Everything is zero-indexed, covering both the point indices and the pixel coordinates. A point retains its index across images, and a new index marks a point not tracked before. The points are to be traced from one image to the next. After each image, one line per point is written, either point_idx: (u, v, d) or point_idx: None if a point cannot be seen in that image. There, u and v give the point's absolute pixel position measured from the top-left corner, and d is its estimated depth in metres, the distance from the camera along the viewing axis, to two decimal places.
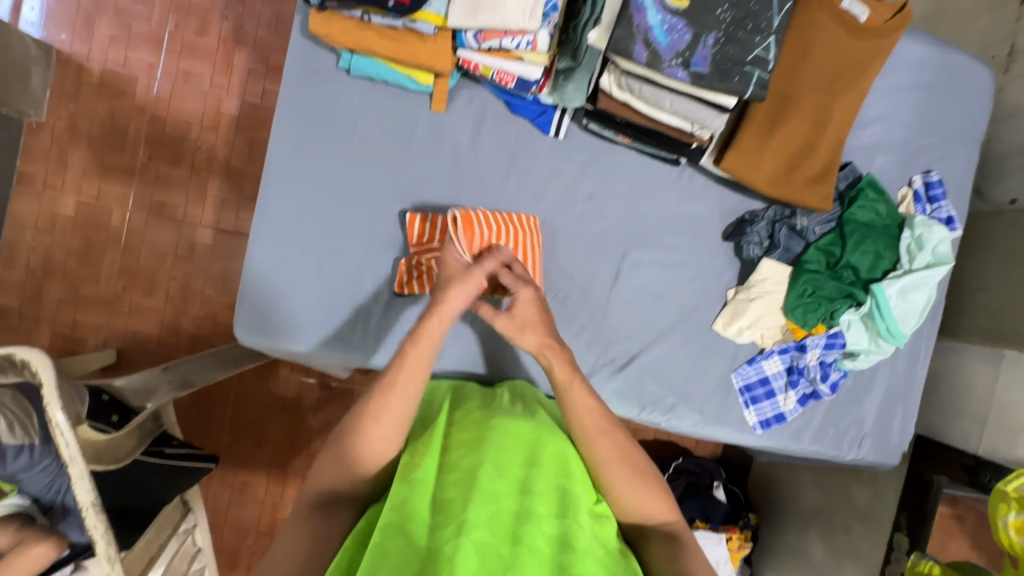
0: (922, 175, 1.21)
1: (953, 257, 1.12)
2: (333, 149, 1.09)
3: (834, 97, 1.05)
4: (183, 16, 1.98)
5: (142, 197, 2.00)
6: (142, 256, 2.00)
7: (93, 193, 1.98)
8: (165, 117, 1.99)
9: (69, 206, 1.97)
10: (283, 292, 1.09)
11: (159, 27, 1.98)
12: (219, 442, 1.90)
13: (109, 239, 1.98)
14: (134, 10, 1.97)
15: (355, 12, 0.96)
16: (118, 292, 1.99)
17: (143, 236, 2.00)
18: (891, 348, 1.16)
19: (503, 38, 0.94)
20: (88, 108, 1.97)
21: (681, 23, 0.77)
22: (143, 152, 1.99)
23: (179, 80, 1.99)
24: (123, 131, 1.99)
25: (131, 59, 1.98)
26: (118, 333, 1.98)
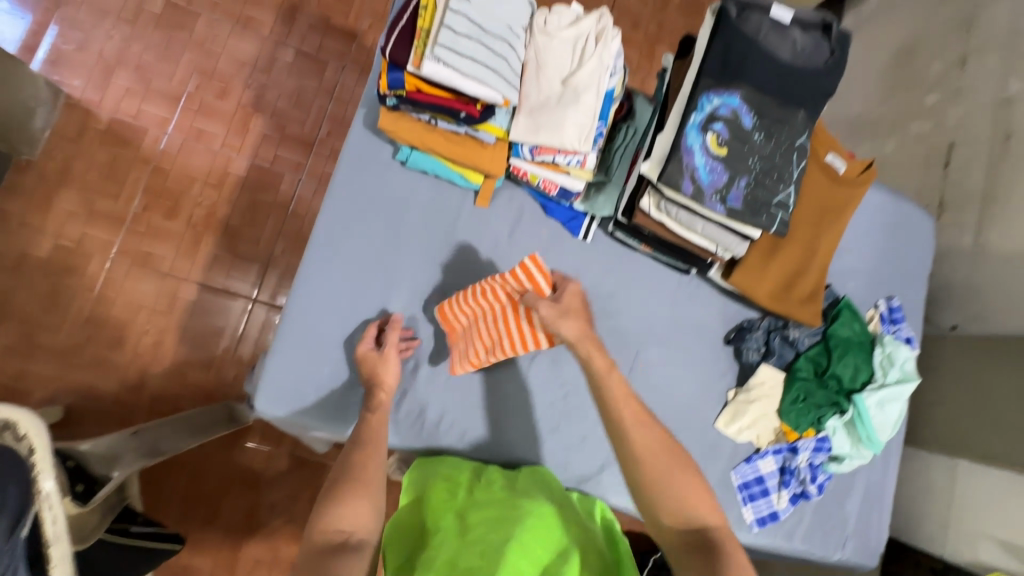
0: (885, 300, 1.41)
1: (918, 375, 1.28)
2: (379, 231, 1.15)
3: (821, 231, 1.24)
4: (206, 79, 2.03)
5: (127, 246, 1.90)
6: (114, 308, 1.87)
7: (73, 237, 1.87)
8: (169, 170, 1.96)
9: (43, 248, 1.85)
10: (309, 367, 1.09)
11: (178, 86, 2.00)
12: (168, 516, 1.71)
13: (81, 286, 1.85)
14: (156, 67, 2.00)
15: (424, 116, 1.05)
16: (79, 344, 1.83)
17: (119, 286, 1.88)
18: (870, 454, 1.29)
19: (556, 155, 1.06)
20: (87, 153, 1.92)
21: (720, 167, 0.92)
22: (137, 202, 1.92)
23: (190, 136, 1.99)
24: (119, 178, 1.93)
25: (143, 111, 1.97)
26: (70, 388, 1.80)
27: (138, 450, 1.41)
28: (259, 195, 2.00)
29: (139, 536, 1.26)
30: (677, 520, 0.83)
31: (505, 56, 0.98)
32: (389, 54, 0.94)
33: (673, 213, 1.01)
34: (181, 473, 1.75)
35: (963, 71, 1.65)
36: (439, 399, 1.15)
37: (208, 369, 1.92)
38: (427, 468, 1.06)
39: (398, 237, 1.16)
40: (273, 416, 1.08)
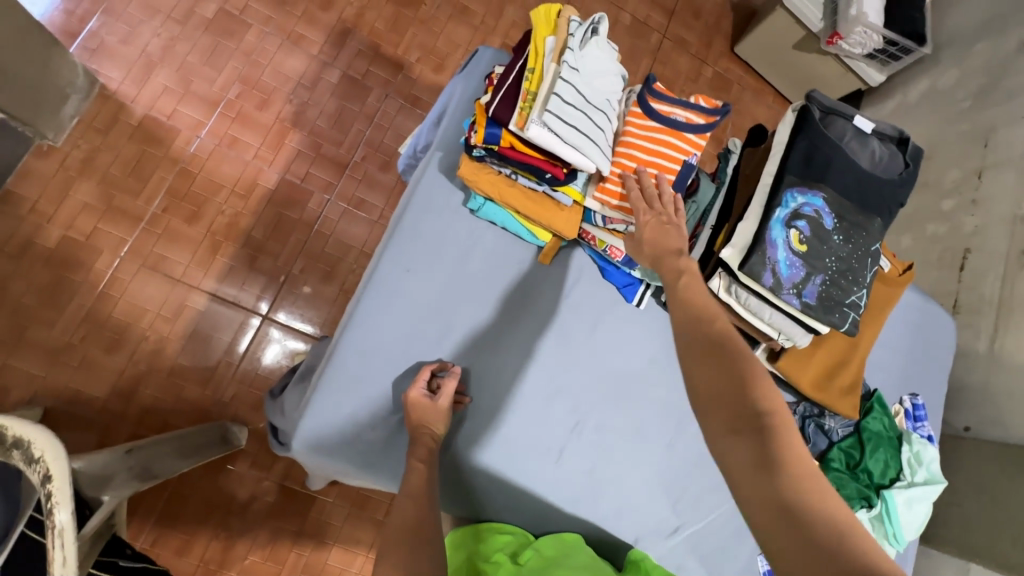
0: (910, 397, 1.44)
1: (944, 478, 1.28)
2: (440, 275, 1.12)
3: (863, 325, 1.28)
4: (247, 89, 2.00)
5: (141, 245, 1.81)
6: (117, 309, 1.76)
7: (86, 230, 1.77)
8: (196, 174, 1.89)
9: (51, 238, 1.75)
10: (351, 411, 1.04)
11: (219, 92, 1.97)
12: (141, 538, 1.59)
13: (85, 283, 1.75)
14: (199, 71, 1.97)
15: (506, 170, 1.06)
16: (72, 343, 1.71)
17: (126, 287, 1.77)
18: (891, 551, 1.27)
19: (626, 225, 1.08)
20: (114, 146, 1.84)
21: (799, 263, 0.95)
22: (158, 203, 1.85)
23: (223, 143, 1.94)
24: (143, 176, 1.85)
25: (179, 113, 1.92)
26: (55, 390, 1.67)
27: (131, 470, 1.29)
28: (286, 211, 1.94)
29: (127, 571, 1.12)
30: (781, 452, 0.66)
31: (603, 127, 0.99)
32: (493, 112, 0.95)
33: (743, 298, 1.00)
34: (164, 493, 1.63)
35: (980, 183, 1.76)
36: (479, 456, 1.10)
37: (207, 384, 1.80)
38: (473, 531, 1.07)
39: (456, 284, 1.13)
40: (308, 458, 1.03)
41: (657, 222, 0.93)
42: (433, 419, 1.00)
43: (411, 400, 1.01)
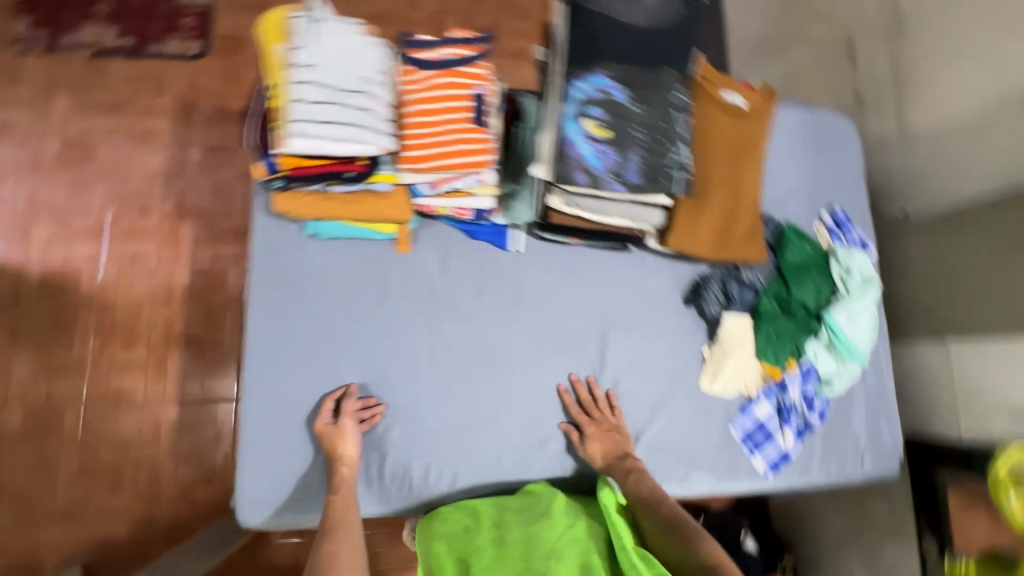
0: (828, 211, 1.41)
1: (878, 275, 1.26)
2: (313, 309, 1.13)
3: (742, 169, 1.24)
4: (126, 203, 1.86)
5: (97, 387, 1.77)
6: (104, 451, 1.74)
7: (41, 398, 1.74)
8: (114, 303, 1.80)
9: (15, 416, 1.73)
10: (283, 464, 1.08)
11: (98, 217, 1.84)
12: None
13: (64, 442, 1.73)
14: (70, 208, 1.83)
15: (316, 186, 1.04)
16: (80, 498, 1.71)
17: (102, 428, 1.75)
18: (856, 368, 1.26)
19: (453, 182, 1.06)
20: (32, 312, 1.78)
21: (608, 148, 0.91)
22: (92, 342, 1.78)
23: (125, 263, 1.83)
24: (67, 327, 1.78)
25: (73, 255, 1.82)
26: (84, 543, 1.69)
27: None
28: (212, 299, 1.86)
29: None
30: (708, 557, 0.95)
31: (369, 108, 0.95)
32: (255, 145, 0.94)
33: (583, 205, 0.99)
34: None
35: None
36: (421, 453, 1.13)
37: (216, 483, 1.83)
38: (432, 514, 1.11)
39: (331, 312, 1.14)
40: (263, 523, 1.07)
41: (603, 433, 1.17)
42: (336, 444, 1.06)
43: (320, 431, 1.07)
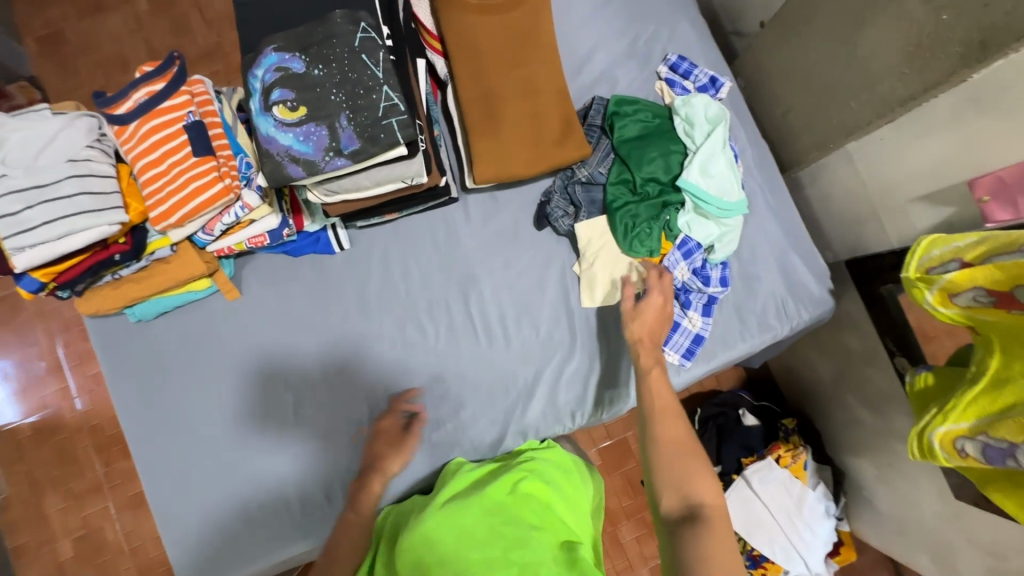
0: (665, 63, 1.23)
1: (726, 112, 1.14)
2: (175, 382, 1.13)
3: (527, 67, 1.10)
4: (69, 332, 1.89)
5: (121, 496, 1.81)
6: (152, 548, 1.79)
7: (80, 524, 1.79)
8: (101, 422, 1.84)
9: (67, 547, 1.78)
10: (198, 537, 1.08)
11: (53, 355, 1.87)
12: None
13: (115, 552, 1.78)
14: (23, 358, 1.86)
15: (105, 278, 1.03)
16: None
17: (139, 531, 1.80)
18: (738, 221, 1.15)
19: (222, 219, 1.01)
20: (38, 459, 1.81)
21: (312, 126, 0.82)
22: (99, 462, 1.83)
23: (95, 384, 1.87)
24: (74, 456, 1.82)
25: (45, 397, 1.85)
26: None
27: None
28: None
29: None
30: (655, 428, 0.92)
31: (82, 189, 0.90)
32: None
33: (337, 188, 0.92)
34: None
35: None
36: (324, 480, 1.11)
37: None
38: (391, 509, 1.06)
39: (191, 380, 1.13)
40: None
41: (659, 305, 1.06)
42: (381, 456, 1.06)
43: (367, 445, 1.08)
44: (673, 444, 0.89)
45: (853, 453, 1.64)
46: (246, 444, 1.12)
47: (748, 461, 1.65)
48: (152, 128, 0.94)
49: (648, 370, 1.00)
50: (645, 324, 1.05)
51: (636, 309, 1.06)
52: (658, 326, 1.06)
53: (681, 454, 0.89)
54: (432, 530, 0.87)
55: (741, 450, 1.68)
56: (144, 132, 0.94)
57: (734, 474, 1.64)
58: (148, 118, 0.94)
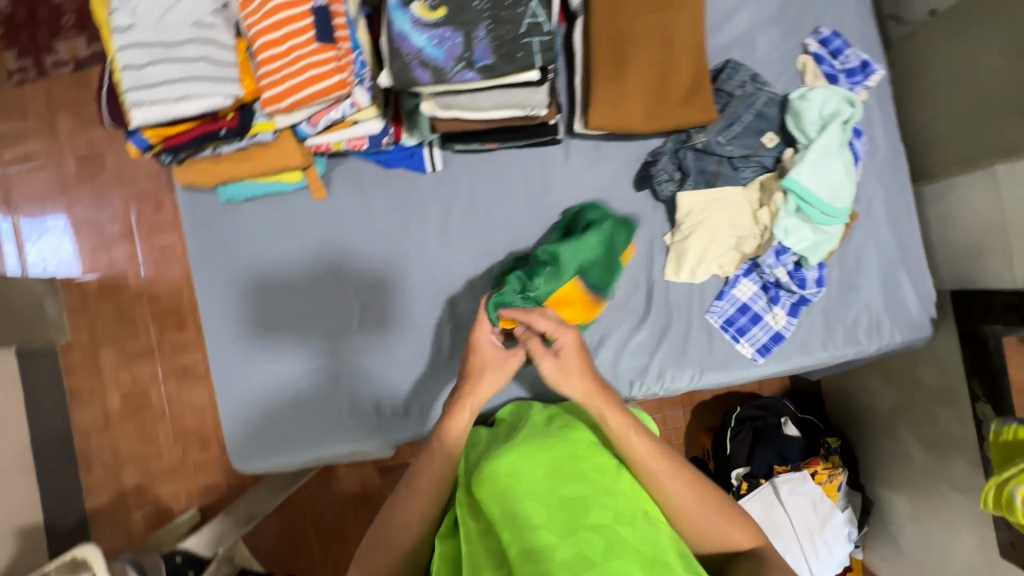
0: (815, 36, 1.11)
1: (852, 105, 1.03)
2: (255, 268, 1.15)
3: (668, 11, 1.00)
4: (142, 202, 1.95)
5: (168, 366, 1.91)
6: (188, 418, 1.89)
7: (128, 381, 1.91)
8: (160, 293, 1.92)
9: (115, 399, 1.90)
10: (254, 417, 1.13)
11: (125, 221, 1.94)
12: (313, 556, 1.81)
13: (155, 414, 1.90)
14: (100, 217, 1.95)
15: (206, 151, 1.04)
16: (180, 458, 1.88)
17: (180, 400, 1.90)
18: (837, 231, 1.05)
19: (329, 113, 0.99)
20: (100, 313, 1.93)
21: (448, 31, 0.78)
22: (153, 330, 1.92)
23: (158, 257, 1.93)
24: (131, 320, 1.92)
25: (115, 258, 1.93)
26: (194, 489, 1.87)
27: (237, 522, 1.63)
28: None
29: None
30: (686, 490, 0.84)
31: (203, 55, 0.89)
32: (113, 124, 0.92)
33: (454, 103, 0.88)
34: (309, 519, 1.83)
35: None
36: (380, 391, 1.13)
37: None
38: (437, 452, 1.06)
39: (271, 267, 1.16)
40: (256, 466, 1.13)
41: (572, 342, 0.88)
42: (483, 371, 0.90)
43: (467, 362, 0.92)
44: (686, 498, 0.82)
45: (888, 487, 1.58)
46: (310, 341, 1.14)
47: (780, 469, 1.61)
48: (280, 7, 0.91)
49: (619, 438, 0.84)
50: (567, 372, 0.87)
51: (550, 356, 0.87)
52: (586, 372, 0.87)
53: (702, 503, 0.83)
54: (481, 478, 0.82)
55: (774, 457, 1.64)
56: (268, 10, 0.91)
57: (761, 478, 1.61)
58: None
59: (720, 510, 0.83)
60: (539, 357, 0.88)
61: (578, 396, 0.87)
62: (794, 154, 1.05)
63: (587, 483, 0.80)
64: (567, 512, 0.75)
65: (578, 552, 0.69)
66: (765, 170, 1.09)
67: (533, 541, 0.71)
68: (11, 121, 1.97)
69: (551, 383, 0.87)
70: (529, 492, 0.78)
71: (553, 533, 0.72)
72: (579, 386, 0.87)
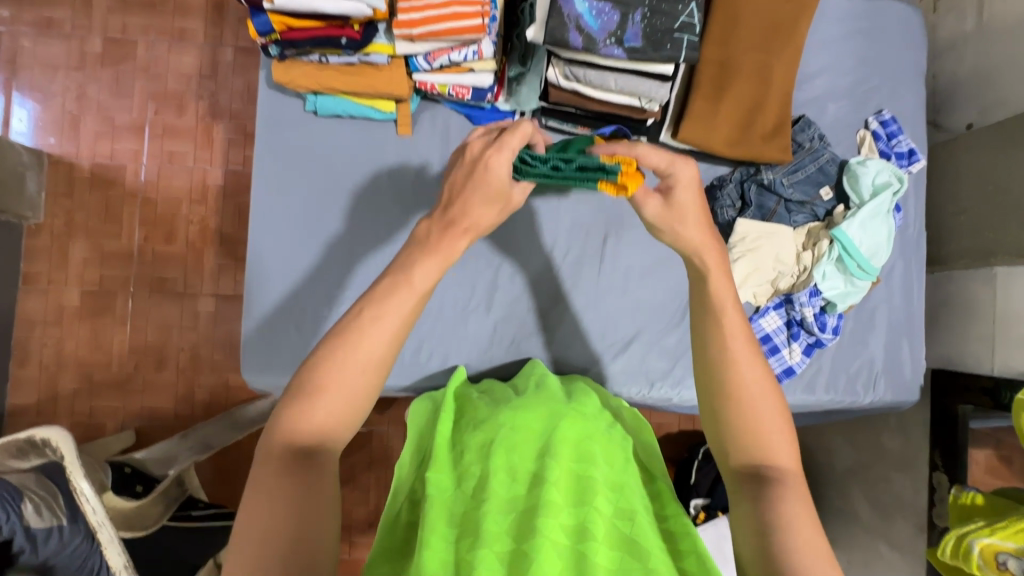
0: (876, 116, 1.26)
1: (896, 182, 1.16)
2: (318, 185, 1.14)
3: (773, 54, 1.10)
4: (163, 102, 1.73)
5: (143, 276, 1.70)
6: (149, 333, 1.69)
7: (95, 280, 1.69)
8: (157, 198, 1.72)
9: (74, 296, 1.68)
10: (281, 331, 1.10)
11: (139, 115, 1.73)
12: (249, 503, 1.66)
13: (116, 323, 1.69)
14: (114, 102, 1.73)
15: (313, 56, 1.04)
16: (130, 372, 1.68)
17: (147, 314, 1.70)
18: (868, 286, 1.16)
19: (450, 53, 1.01)
20: (85, 204, 1.70)
21: (607, 6, 0.85)
22: (138, 234, 1.71)
23: (164, 161, 1.73)
24: (117, 217, 1.71)
25: (118, 150, 1.72)
26: (135, 413, 1.68)
27: (191, 446, 1.51)
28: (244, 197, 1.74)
29: (201, 517, 1.37)
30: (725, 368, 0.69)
31: None
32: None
33: (580, 76, 0.95)
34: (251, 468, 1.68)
35: None
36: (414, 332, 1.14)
37: None
38: (430, 395, 1.03)
39: (338, 186, 1.14)
40: (267, 384, 1.10)
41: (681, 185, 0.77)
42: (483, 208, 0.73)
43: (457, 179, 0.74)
44: (758, 387, 0.68)
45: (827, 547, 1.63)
46: (358, 268, 1.13)
47: None
48: None
49: (713, 308, 0.72)
50: (679, 216, 0.77)
51: (660, 198, 0.78)
52: (703, 220, 0.77)
53: (760, 397, 0.68)
54: (498, 429, 0.81)
55: None
56: None
57: (721, 510, 1.59)
58: None
59: (780, 419, 0.68)
60: (644, 204, 0.78)
61: (694, 242, 0.76)
62: (845, 211, 1.17)
63: (602, 463, 0.77)
64: (576, 487, 0.72)
65: (575, 523, 0.67)
66: (814, 218, 1.21)
67: (538, 495, 0.70)
68: None
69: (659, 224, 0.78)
70: (542, 456, 0.76)
71: (558, 497, 0.71)
72: (696, 233, 0.76)
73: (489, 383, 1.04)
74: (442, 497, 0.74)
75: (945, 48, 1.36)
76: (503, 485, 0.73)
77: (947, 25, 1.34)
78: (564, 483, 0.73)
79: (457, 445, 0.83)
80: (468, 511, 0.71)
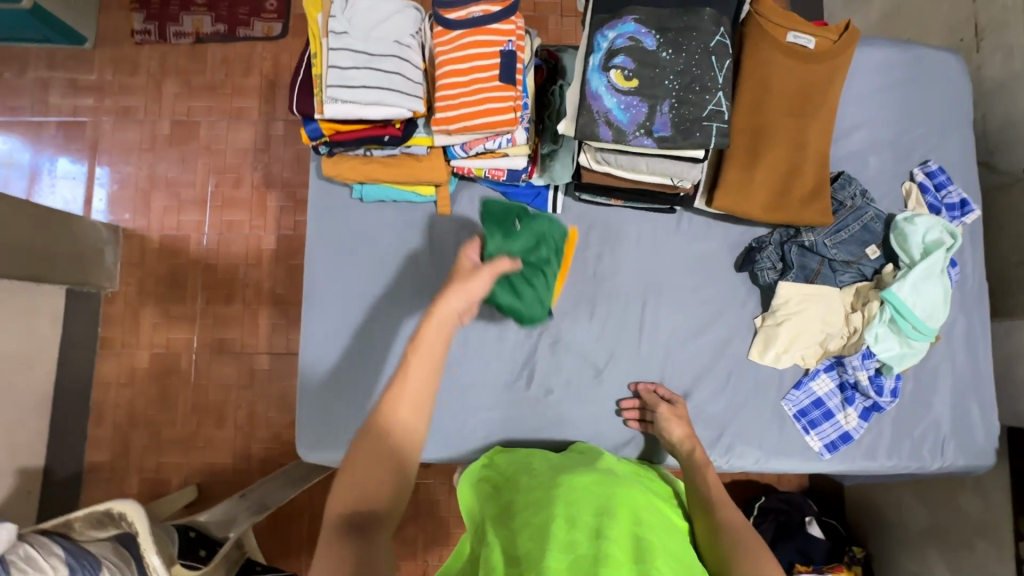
0: (922, 167, 1.23)
1: (949, 239, 1.12)
2: (363, 264, 1.20)
3: (806, 119, 1.10)
4: (222, 175, 1.88)
5: (205, 337, 1.82)
6: (210, 392, 1.80)
7: (163, 342, 1.82)
8: (218, 264, 1.85)
9: (145, 358, 1.82)
10: (329, 405, 1.15)
11: (202, 188, 1.88)
12: (300, 559, 1.69)
13: (181, 382, 1.80)
14: (180, 178, 1.89)
15: (358, 151, 1.11)
16: (193, 430, 1.79)
17: (208, 374, 1.81)
18: (925, 347, 1.12)
19: (486, 142, 1.07)
20: (155, 272, 1.85)
21: (635, 100, 0.88)
22: (201, 297, 1.84)
23: (224, 230, 1.86)
24: (182, 282, 1.85)
25: (183, 222, 1.87)
26: (197, 468, 1.77)
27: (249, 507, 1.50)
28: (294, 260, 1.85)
29: None
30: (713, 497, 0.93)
31: (398, 71, 1.00)
32: (298, 112, 1.04)
33: (612, 160, 0.98)
34: (304, 522, 1.72)
35: None
36: (455, 408, 1.16)
37: None
38: (472, 471, 1.02)
39: (383, 265, 1.20)
40: (318, 458, 1.14)
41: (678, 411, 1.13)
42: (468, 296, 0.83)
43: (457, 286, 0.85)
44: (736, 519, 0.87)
45: None
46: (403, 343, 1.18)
47: (802, 569, 1.47)
48: (469, 44, 1.01)
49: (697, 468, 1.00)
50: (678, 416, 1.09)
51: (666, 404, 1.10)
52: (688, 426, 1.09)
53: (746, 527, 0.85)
54: (557, 490, 0.83)
55: (796, 554, 1.49)
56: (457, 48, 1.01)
57: None
58: (466, 36, 1.01)
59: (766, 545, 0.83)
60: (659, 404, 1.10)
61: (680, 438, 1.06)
62: (895, 271, 1.14)
63: (658, 530, 0.78)
64: (635, 545, 0.74)
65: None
66: (862, 278, 1.18)
67: (600, 548, 0.71)
68: (121, 74, 1.91)
69: (665, 420, 1.07)
70: (602, 512, 0.78)
71: (620, 552, 0.72)
72: (681, 432, 1.07)
73: (534, 454, 1.04)
74: (503, 553, 0.77)
75: (993, 89, 1.31)
76: (563, 533, 0.74)
77: (993, 66, 1.29)
78: (624, 539, 0.74)
79: (516, 507, 0.85)
80: (531, 552, 0.72)
